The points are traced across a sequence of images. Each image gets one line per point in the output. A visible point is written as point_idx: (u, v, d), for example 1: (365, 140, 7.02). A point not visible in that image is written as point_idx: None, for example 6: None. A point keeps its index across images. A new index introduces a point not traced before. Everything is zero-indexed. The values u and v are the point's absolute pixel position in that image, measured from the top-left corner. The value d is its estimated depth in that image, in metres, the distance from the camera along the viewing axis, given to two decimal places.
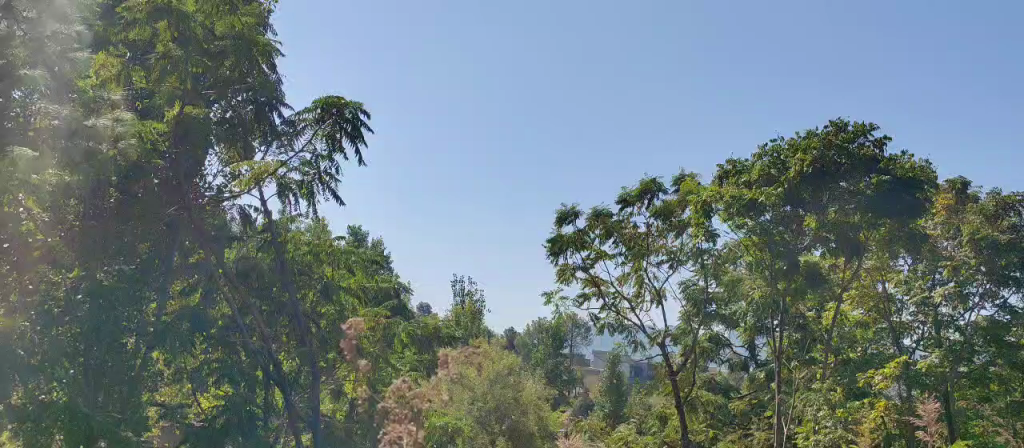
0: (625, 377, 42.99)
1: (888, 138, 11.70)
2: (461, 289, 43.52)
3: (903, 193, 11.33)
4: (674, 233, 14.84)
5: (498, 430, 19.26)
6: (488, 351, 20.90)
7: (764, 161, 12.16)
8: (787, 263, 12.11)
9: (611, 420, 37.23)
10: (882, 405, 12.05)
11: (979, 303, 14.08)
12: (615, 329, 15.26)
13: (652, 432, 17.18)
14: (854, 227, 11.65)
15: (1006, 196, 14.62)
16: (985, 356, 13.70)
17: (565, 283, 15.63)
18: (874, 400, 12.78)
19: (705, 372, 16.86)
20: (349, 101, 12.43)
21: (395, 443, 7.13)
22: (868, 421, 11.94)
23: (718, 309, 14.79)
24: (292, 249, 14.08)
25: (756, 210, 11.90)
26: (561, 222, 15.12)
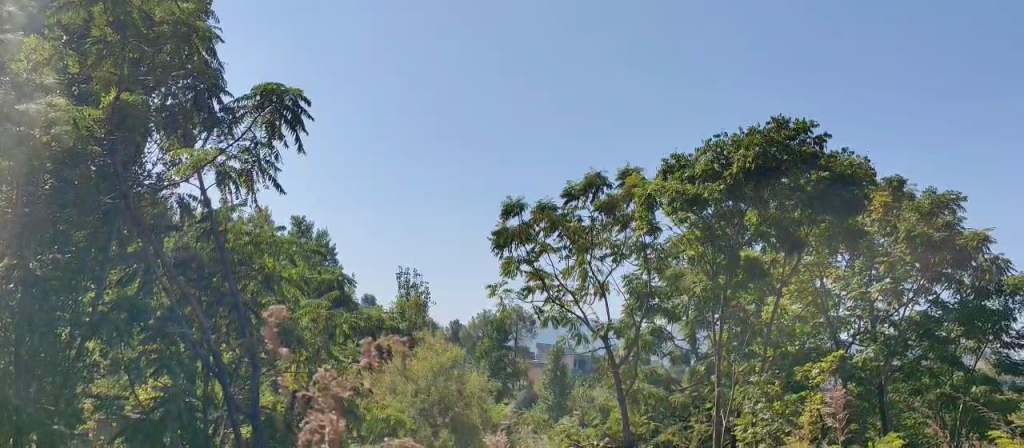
0: (569, 370, 43.20)
1: (827, 135, 11.84)
2: (407, 280, 43.24)
3: (842, 190, 11.53)
4: (618, 227, 14.96)
5: (440, 422, 19.24)
6: (432, 343, 20.82)
7: (708, 156, 12.19)
8: (728, 256, 12.47)
9: (554, 413, 37.39)
10: (818, 399, 11.63)
11: (913, 299, 14.47)
12: (558, 322, 15.41)
13: (594, 424, 17.29)
14: (796, 222, 11.91)
15: (942, 194, 14.52)
16: (918, 351, 14.11)
17: (509, 276, 15.69)
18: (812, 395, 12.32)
19: (648, 366, 17.00)
20: (290, 88, 12.29)
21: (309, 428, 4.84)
22: (804, 414, 11.53)
23: (661, 303, 15.07)
24: (232, 239, 13.83)
25: (697, 205, 12.05)
26: (506, 215, 15.14)
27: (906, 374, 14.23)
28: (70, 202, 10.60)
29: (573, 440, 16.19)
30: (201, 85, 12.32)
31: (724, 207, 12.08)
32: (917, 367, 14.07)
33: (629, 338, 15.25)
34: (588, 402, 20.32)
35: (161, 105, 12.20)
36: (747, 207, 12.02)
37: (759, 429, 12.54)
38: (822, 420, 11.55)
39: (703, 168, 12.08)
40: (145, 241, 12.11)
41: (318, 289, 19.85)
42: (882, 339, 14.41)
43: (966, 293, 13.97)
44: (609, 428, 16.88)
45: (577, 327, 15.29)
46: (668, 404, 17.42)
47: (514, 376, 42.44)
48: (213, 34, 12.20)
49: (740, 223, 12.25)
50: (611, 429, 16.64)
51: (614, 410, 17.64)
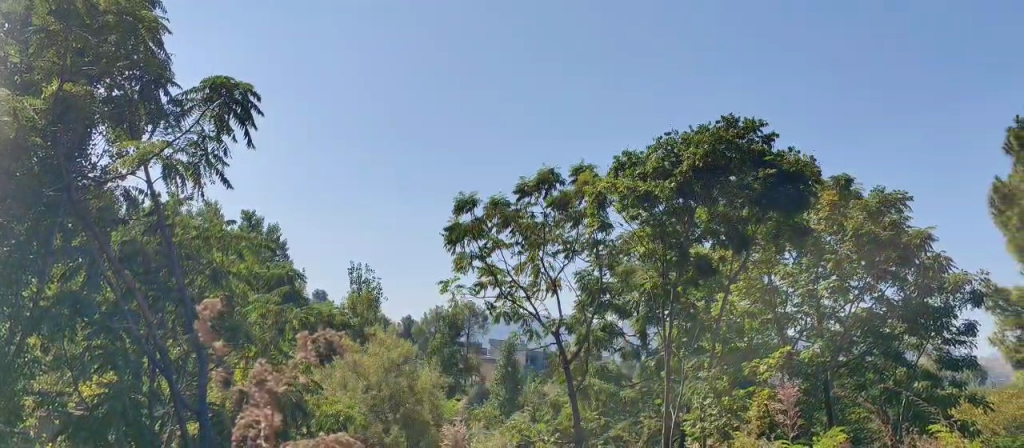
0: (521, 366, 43.26)
1: (775, 134, 11.98)
2: (359, 276, 43.07)
3: (789, 187, 11.72)
4: (570, 224, 15.06)
5: (391, 418, 19.15)
6: (384, 339, 20.69)
7: (658, 154, 12.23)
8: (678, 253, 12.53)
9: (507, 409, 37.51)
10: (765, 395, 11.79)
11: (860, 296, 14.76)
12: (509, 318, 15.37)
13: (545, 420, 17.38)
14: (744, 220, 12.07)
15: (890, 193, 14.94)
16: (862, 346, 14.69)
17: (462, 272, 15.68)
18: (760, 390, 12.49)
19: (599, 361, 17.08)
20: (240, 83, 12.18)
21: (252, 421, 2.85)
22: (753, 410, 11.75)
23: (612, 299, 15.20)
24: (179, 234, 13.57)
25: (648, 202, 12.12)
26: (459, 211, 15.10)
27: (850, 370, 14.68)
28: (13, 194, 10.36)
29: (524, 435, 16.21)
30: (147, 76, 12.15)
31: (675, 204, 12.06)
32: (862, 363, 14.60)
33: (581, 334, 15.32)
34: (539, 398, 20.38)
35: (107, 96, 11.98)
36: (697, 204, 12.14)
37: (707, 424, 12.73)
38: (770, 416, 11.72)
39: (654, 165, 12.11)
40: (88, 234, 11.82)
41: (267, 284, 19.61)
42: (828, 336, 14.59)
43: (909, 290, 14.39)
44: (560, 423, 16.94)
45: (529, 323, 15.35)
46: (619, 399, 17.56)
47: (466, 372, 42.39)
48: (160, 24, 12.03)
49: (690, 221, 12.32)
50: (561, 425, 16.74)
51: (565, 405, 17.68)
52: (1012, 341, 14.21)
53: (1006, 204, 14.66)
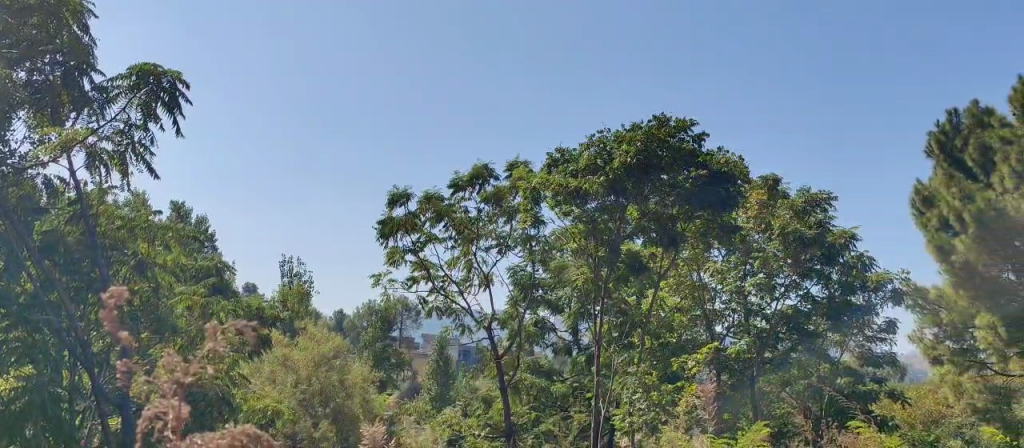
0: (454, 362, 43.19)
1: (706, 133, 12.07)
2: (292, 269, 42.49)
3: (718, 186, 11.93)
4: (504, 219, 15.02)
5: (321, 413, 18.93)
6: (315, 334, 20.47)
7: (591, 151, 12.21)
8: (609, 249, 12.78)
9: (438, 404, 37.40)
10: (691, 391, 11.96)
11: (784, 293, 15.07)
12: (441, 313, 15.31)
13: (477, 414, 17.40)
14: (673, 218, 12.24)
15: (814, 192, 15.39)
16: (786, 343, 15.03)
17: (394, 265, 15.55)
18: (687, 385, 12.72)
19: (530, 355, 17.07)
20: (168, 70, 11.35)
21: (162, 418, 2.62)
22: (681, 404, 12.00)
23: (546, 294, 15.35)
24: (104, 224, 13.15)
25: (580, 198, 12.26)
26: (392, 204, 14.97)
27: (775, 366, 14.98)
28: None
29: (455, 429, 16.28)
30: (71, 62, 11.77)
31: (607, 201, 12.21)
32: (787, 360, 14.89)
33: (513, 329, 15.35)
34: (471, 392, 20.34)
35: (27, 81, 11.63)
36: (628, 202, 12.22)
37: (633, 419, 12.23)
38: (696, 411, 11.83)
39: (586, 163, 12.11)
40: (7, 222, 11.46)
41: (196, 275, 19.23)
42: (754, 332, 14.75)
43: (831, 288, 15.05)
44: (491, 418, 16.89)
45: (460, 318, 15.28)
46: (550, 393, 17.62)
47: (399, 368, 42.16)
48: (85, 7, 11.74)
49: (623, 217, 12.41)
50: (492, 420, 16.69)
51: (496, 400, 17.72)
52: (929, 340, 14.55)
53: (927, 206, 15.25)
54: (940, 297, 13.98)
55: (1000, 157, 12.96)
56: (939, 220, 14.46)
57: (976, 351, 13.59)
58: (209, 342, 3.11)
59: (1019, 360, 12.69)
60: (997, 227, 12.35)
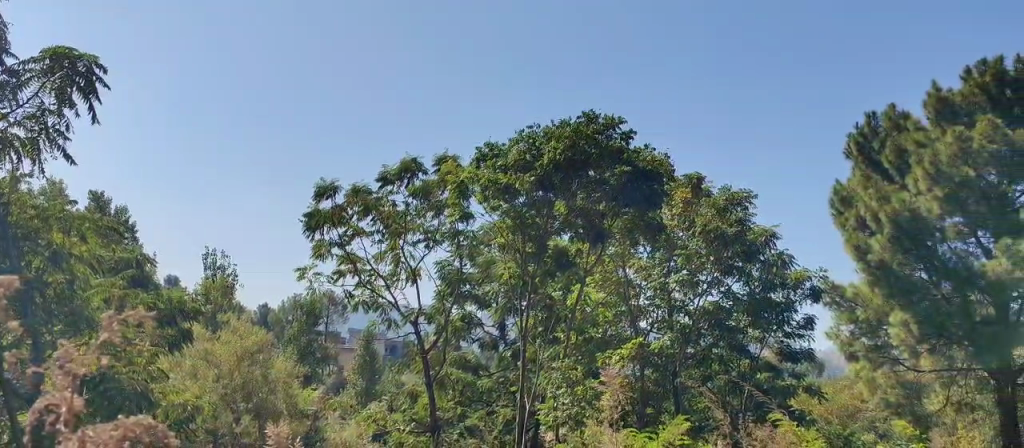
0: (379, 358, 43.05)
1: (633, 131, 12.20)
2: (214, 262, 41.66)
3: (643, 183, 12.06)
4: (432, 213, 14.99)
5: (243, 408, 18.67)
6: (237, 327, 20.04)
7: (520, 146, 12.16)
8: (536, 245, 12.83)
9: (363, 399, 37.10)
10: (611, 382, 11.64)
11: (707, 289, 15.34)
12: (368, 307, 15.20)
13: (402, 409, 17.26)
14: (600, 213, 12.43)
15: (736, 191, 15.70)
16: (707, 340, 15.11)
17: (321, 259, 15.40)
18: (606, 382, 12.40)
19: (457, 352, 17.31)
20: (85, 54, 10.91)
21: (54, 407, 2.53)
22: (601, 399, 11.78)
23: (473, 289, 15.50)
24: (15, 212, 12.69)
25: (509, 193, 12.20)
26: (319, 197, 14.80)
27: (697, 362, 15.17)
28: None
29: (380, 425, 16.26)
30: None
31: (535, 197, 12.28)
32: (708, 356, 14.94)
33: (439, 324, 15.46)
34: (396, 387, 20.23)
35: None
36: (556, 197, 12.28)
37: (559, 412, 12.52)
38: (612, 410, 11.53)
39: (515, 158, 12.05)
40: None
41: (114, 268, 18.71)
42: (677, 327, 14.90)
43: (754, 286, 15.30)
44: (416, 413, 16.52)
45: (387, 312, 15.25)
46: (478, 388, 17.58)
47: (323, 362, 41.82)
48: None
49: (550, 212, 12.46)
50: (418, 415, 16.56)
51: (422, 395, 17.64)
52: (845, 336, 15.14)
53: (845, 205, 15.89)
54: (857, 295, 14.60)
55: (914, 160, 13.51)
56: (855, 220, 14.98)
57: (887, 347, 14.06)
58: (104, 333, 3.04)
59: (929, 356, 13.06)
60: (912, 228, 13.15)
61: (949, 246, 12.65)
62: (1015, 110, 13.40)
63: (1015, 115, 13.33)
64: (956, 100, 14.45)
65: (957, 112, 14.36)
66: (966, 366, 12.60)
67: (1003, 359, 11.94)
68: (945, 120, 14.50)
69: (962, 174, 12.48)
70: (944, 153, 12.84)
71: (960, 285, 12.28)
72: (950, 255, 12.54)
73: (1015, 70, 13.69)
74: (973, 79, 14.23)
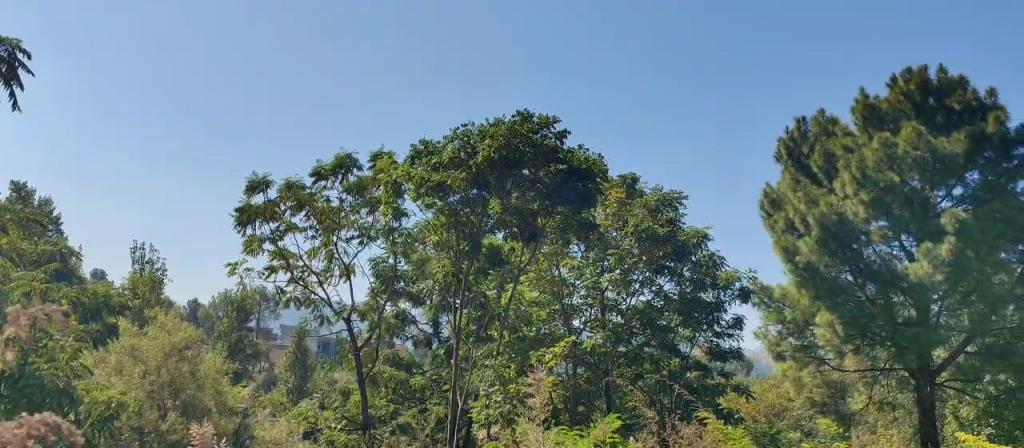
0: (312, 355, 42.61)
1: (568, 131, 12.30)
2: (143, 255, 40.75)
3: (577, 183, 12.16)
4: (366, 209, 14.93)
5: (171, 405, 18.20)
6: (164, 323, 19.46)
7: (455, 144, 12.15)
8: (471, 244, 12.73)
9: (294, 397, 36.66)
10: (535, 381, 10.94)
11: (639, 288, 15.58)
12: (300, 304, 14.93)
13: (333, 406, 17.11)
14: (533, 212, 12.46)
15: (668, 191, 16.16)
16: (640, 338, 15.37)
17: (252, 254, 15.17)
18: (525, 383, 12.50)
19: (389, 348, 17.62)
20: (7, 39, 10.58)
21: None
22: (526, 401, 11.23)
23: (406, 287, 15.57)
24: None
25: (442, 192, 12.22)
26: (251, 192, 14.60)
27: (629, 360, 15.34)
28: None
29: (311, 422, 16.11)
30: None
31: (469, 195, 12.29)
32: (640, 354, 15.25)
33: (373, 322, 15.42)
34: (327, 384, 20.03)
35: None
36: (489, 195, 12.32)
37: (491, 411, 12.48)
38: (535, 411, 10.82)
39: (449, 155, 11.99)
40: None
41: (36, 261, 18.14)
42: (610, 326, 14.93)
43: (685, 285, 15.72)
44: (349, 410, 16.72)
45: (319, 309, 14.99)
46: (410, 386, 17.54)
47: (254, 359, 41.17)
48: None
49: (483, 211, 12.53)
50: (350, 413, 16.53)
51: (354, 392, 17.54)
52: (773, 336, 15.46)
53: (774, 208, 16.21)
54: (785, 296, 14.94)
55: (841, 164, 13.85)
56: (784, 222, 15.28)
57: (814, 347, 14.45)
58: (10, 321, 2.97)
59: (853, 356, 13.39)
60: (840, 230, 13.44)
61: (875, 249, 13.08)
62: (937, 118, 13.80)
63: (937, 123, 13.83)
64: (883, 107, 14.88)
65: (883, 118, 14.78)
66: (888, 366, 13.26)
67: (923, 359, 12.37)
68: (871, 126, 14.93)
69: (886, 180, 12.81)
70: (870, 158, 13.19)
71: (884, 287, 12.66)
72: (875, 258, 12.94)
73: (937, 78, 14.16)
74: (898, 87, 14.71)
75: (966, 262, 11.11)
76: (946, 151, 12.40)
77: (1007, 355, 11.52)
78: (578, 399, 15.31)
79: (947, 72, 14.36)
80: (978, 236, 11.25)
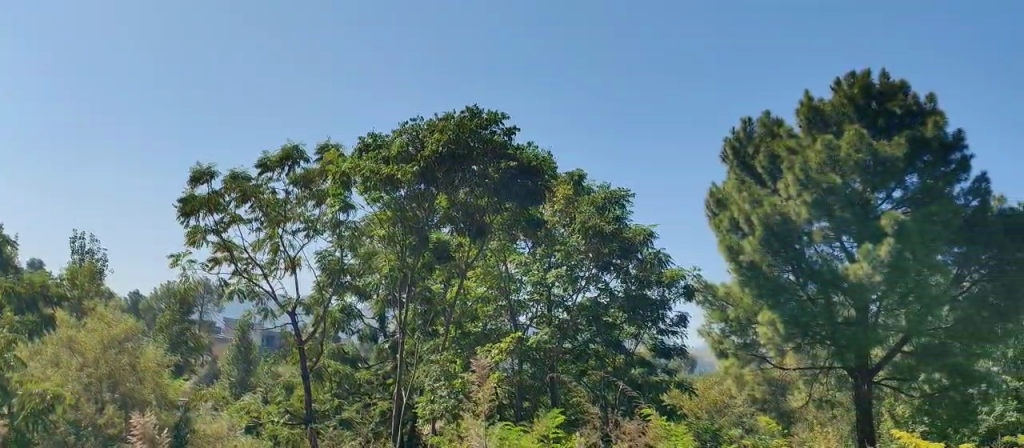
0: (257, 348, 42.17)
1: (517, 128, 12.28)
2: (82, 246, 39.87)
3: (526, 179, 12.27)
4: (312, 202, 14.82)
5: (108, 398, 17.86)
6: (104, 314, 19.02)
7: (403, 138, 12.09)
8: (417, 239, 12.85)
9: (236, 393, 36.18)
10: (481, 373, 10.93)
11: (585, 285, 15.69)
12: (244, 296, 14.82)
13: (276, 401, 16.96)
14: (480, 209, 12.56)
15: (614, 189, 16.40)
16: (585, 335, 15.41)
17: (194, 246, 14.94)
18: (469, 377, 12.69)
19: (333, 342, 17.51)
20: None
21: None
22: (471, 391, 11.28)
23: (352, 280, 15.47)
24: None
25: (390, 186, 12.05)
26: (195, 182, 14.37)
27: (573, 357, 15.42)
28: None
29: (253, 416, 15.81)
30: None
31: (416, 190, 12.32)
32: (584, 351, 15.34)
33: (317, 315, 15.38)
34: (269, 378, 19.82)
35: None
36: (437, 191, 12.36)
37: (436, 406, 12.50)
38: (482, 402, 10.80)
39: (397, 149, 11.97)
40: None
41: None
42: (555, 323, 15.06)
43: (630, 283, 15.87)
44: (291, 404, 16.57)
45: (263, 301, 14.92)
46: (354, 381, 17.44)
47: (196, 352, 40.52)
48: None
49: (430, 207, 12.57)
50: (293, 407, 16.39)
51: (298, 387, 17.43)
52: (716, 334, 15.68)
53: (720, 208, 16.39)
54: (728, 295, 15.13)
55: (786, 165, 14.06)
56: (728, 222, 15.49)
57: (756, 345, 14.68)
58: None
59: (794, 354, 13.63)
60: (782, 231, 13.64)
61: (816, 249, 13.36)
62: (878, 122, 14.14)
63: (878, 127, 14.15)
64: (826, 110, 15.09)
65: (827, 120, 15.02)
66: (827, 365, 13.59)
67: (861, 358, 12.65)
68: (815, 129, 15.19)
69: (828, 181, 13.02)
70: (813, 160, 13.38)
71: (824, 287, 12.90)
72: (816, 258, 13.20)
73: (879, 83, 14.49)
74: (841, 91, 14.98)
75: (903, 262, 11.38)
76: (886, 154, 12.72)
77: (942, 355, 11.96)
78: (523, 395, 15.35)
79: (889, 77, 14.67)
80: (915, 237, 11.55)
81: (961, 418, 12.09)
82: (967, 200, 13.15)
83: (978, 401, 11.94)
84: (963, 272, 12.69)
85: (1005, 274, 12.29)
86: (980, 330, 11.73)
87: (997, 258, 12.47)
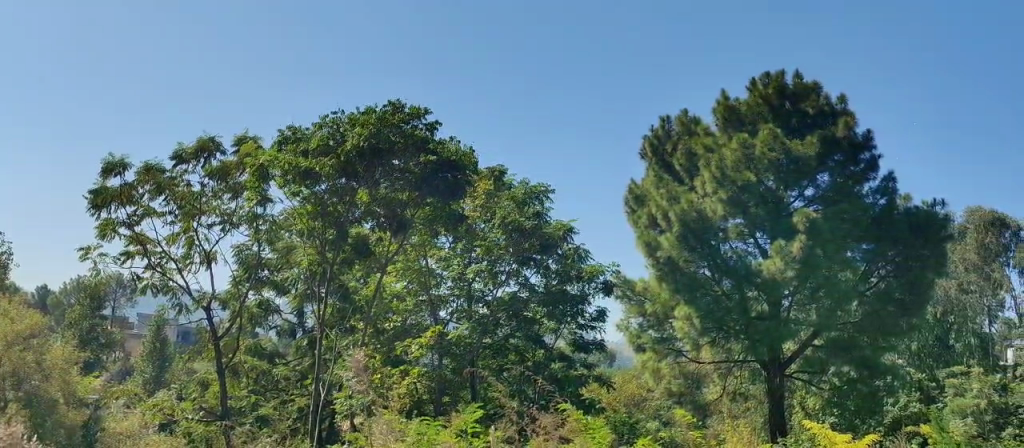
0: (171, 345, 41.27)
1: (439, 123, 12.30)
2: None
3: (446, 174, 12.31)
4: (229, 195, 14.57)
5: (12, 396, 17.21)
6: (6, 310, 18.18)
7: (324, 131, 11.98)
8: (337, 233, 12.56)
9: (150, 390, 35.35)
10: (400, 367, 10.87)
11: (506, 280, 15.81)
12: (158, 291, 14.46)
13: (190, 397, 16.59)
14: (402, 203, 12.54)
15: (535, 185, 16.82)
16: (506, 330, 15.58)
17: (106, 239, 14.54)
18: (405, 370, 12.70)
19: (251, 338, 17.35)
20: None
21: None
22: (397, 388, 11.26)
23: (271, 275, 15.38)
24: None
25: (311, 179, 11.96)
26: (107, 174, 13.97)
27: (493, 352, 15.33)
28: None
29: (166, 413, 15.37)
30: None
31: (337, 184, 12.09)
32: (503, 345, 15.35)
33: (234, 309, 15.21)
34: (184, 374, 19.41)
35: None
36: (358, 185, 12.21)
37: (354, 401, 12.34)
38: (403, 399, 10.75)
39: (316, 142, 11.81)
40: None
41: None
42: (476, 318, 15.47)
43: (550, 278, 15.94)
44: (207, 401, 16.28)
45: (178, 296, 14.52)
46: (271, 376, 17.22)
47: (108, 349, 39.43)
48: None
49: (351, 201, 12.32)
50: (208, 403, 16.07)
51: (213, 383, 17.09)
52: (633, 329, 15.90)
53: (639, 204, 16.60)
54: (646, 290, 15.32)
55: (703, 163, 14.27)
56: (647, 218, 15.76)
57: (673, 339, 14.96)
58: None
59: (709, 349, 13.92)
60: (699, 227, 13.88)
61: (731, 245, 13.76)
62: (792, 122, 14.51)
63: (791, 127, 14.50)
64: (743, 109, 15.35)
65: (744, 120, 15.31)
66: (740, 358, 13.89)
67: (774, 352, 12.95)
68: (731, 128, 15.49)
69: (743, 179, 13.30)
70: (729, 157, 13.59)
71: (739, 283, 13.26)
72: (731, 255, 13.59)
73: (793, 84, 14.84)
74: (758, 90, 15.26)
75: (813, 260, 11.73)
76: (799, 153, 13.06)
77: (851, 351, 12.34)
78: (443, 389, 15.28)
79: (802, 78, 15.07)
80: (826, 235, 11.89)
81: (867, 410, 12.46)
82: (875, 200, 13.55)
83: (883, 393, 12.36)
84: (871, 268, 13.06)
85: (909, 271, 12.76)
86: (886, 324, 12.36)
87: (903, 256, 12.91)
